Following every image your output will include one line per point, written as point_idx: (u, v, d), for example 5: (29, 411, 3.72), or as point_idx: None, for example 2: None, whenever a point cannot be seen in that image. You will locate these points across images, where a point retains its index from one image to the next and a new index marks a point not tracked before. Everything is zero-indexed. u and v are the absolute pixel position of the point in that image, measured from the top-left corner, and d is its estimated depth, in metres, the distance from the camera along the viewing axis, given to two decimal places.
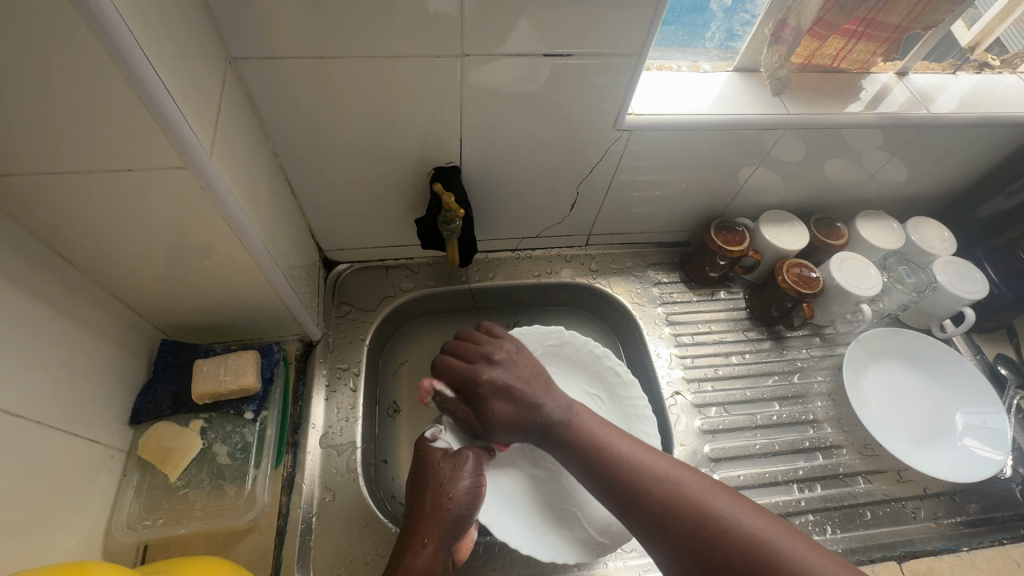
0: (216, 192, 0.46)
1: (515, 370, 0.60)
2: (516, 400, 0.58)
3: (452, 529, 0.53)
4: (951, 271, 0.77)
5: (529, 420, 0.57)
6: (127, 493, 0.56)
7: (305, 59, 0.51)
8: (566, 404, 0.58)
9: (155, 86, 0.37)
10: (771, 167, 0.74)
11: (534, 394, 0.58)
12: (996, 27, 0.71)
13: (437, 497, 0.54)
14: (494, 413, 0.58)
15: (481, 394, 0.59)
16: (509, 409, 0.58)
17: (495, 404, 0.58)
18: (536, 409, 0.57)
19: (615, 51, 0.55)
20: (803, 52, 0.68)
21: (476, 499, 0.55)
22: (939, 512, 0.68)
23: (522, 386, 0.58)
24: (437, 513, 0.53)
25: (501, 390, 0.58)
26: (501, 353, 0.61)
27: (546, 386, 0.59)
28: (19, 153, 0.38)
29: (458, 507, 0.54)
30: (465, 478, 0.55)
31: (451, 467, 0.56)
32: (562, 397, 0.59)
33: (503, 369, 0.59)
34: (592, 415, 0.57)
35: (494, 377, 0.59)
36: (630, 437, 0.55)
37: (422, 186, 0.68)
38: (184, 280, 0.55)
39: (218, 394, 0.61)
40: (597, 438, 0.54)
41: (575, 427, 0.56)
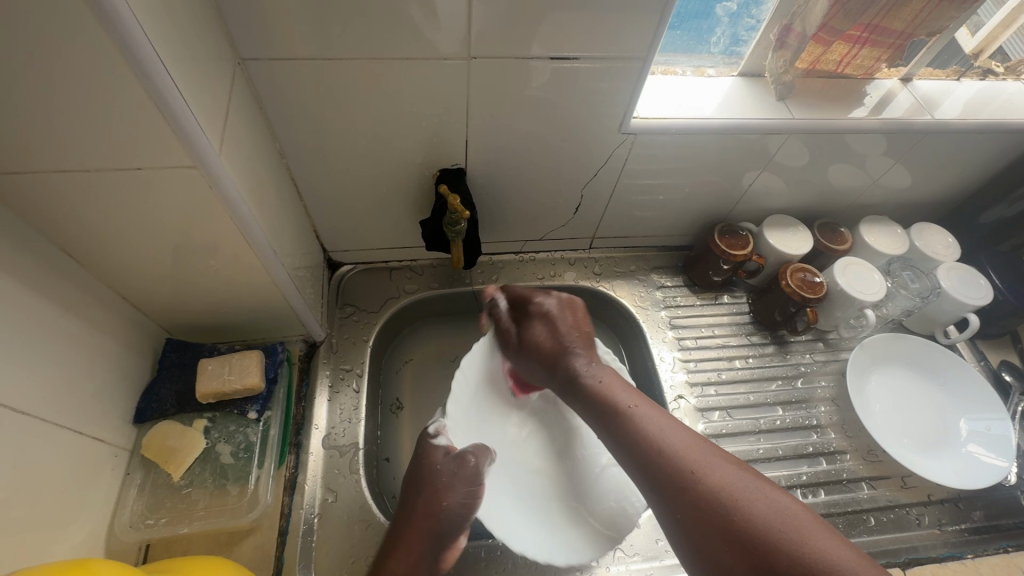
0: (223, 192, 0.46)
1: (567, 317, 0.65)
2: (556, 336, 0.63)
3: (439, 536, 0.55)
4: (954, 278, 0.77)
5: (563, 356, 0.61)
6: (129, 492, 0.56)
7: (313, 60, 0.51)
8: (601, 368, 0.59)
9: (165, 85, 0.37)
10: (774, 172, 0.74)
11: (575, 340, 0.62)
12: (1000, 34, 0.73)
13: (429, 504, 0.56)
14: (537, 328, 0.64)
15: (530, 316, 0.66)
16: (548, 337, 0.63)
17: (539, 324, 0.65)
18: (569, 351, 0.62)
19: (620, 55, 0.55)
20: (807, 57, 0.68)
21: (471, 508, 0.57)
22: (943, 518, 0.68)
23: (567, 327, 0.64)
24: (426, 518, 0.56)
25: (549, 316, 0.65)
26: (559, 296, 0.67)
27: (589, 344, 0.63)
28: (29, 150, 0.38)
29: (448, 515, 0.56)
30: (462, 487, 0.57)
31: (451, 473, 0.58)
32: (597, 362, 0.61)
33: (555, 302, 0.66)
34: (624, 384, 0.57)
35: (546, 304, 0.66)
36: (659, 408, 0.54)
37: (427, 188, 0.68)
38: (190, 279, 0.55)
39: (222, 394, 0.61)
40: (625, 397, 0.54)
41: (604, 385, 0.57)
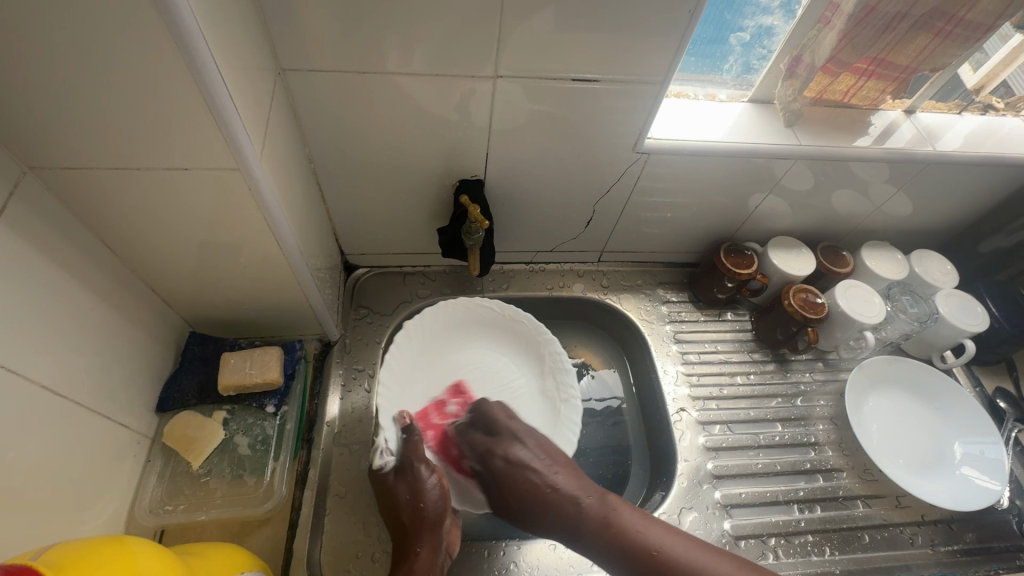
0: (261, 193, 0.48)
1: (540, 454, 0.63)
2: (537, 479, 0.61)
3: (435, 528, 0.57)
4: (953, 304, 0.79)
5: (554, 499, 0.60)
6: (150, 478, 0.58)
7: (348, 72, 0.54)
8: (599, 495, 0.59)
9: (220, 93, 0.40)
10: (780, 196, 0.77)
11: (558, 479, 0.61)
12: (1001, 71, 0.76)
13: (410, 510, 0.57)
14: (516, 480, 0.61)
15: (504, 468, 0.62)
16: (533, 476, 0.61)
17: (518, 476, 0.61)
18: (561, 493, 0.60)
19: (638, 79, 0.58)
20: (816, 87, 0.71)
21: (443, 494, 0.60)
22: (936, 539, 0.69)
23: (547, 467, 0.62)
24: (420, 523, 0.57)
25: (526, 464, 0.62)
26: (532, 440, 0.65)
27: (577, 477, 0.62)
28: (86, 148, 0.41)
29: (431, 508, 0.58)
30: (427, 488, 0.59)
31: (407, 488, 0.59)
32: (594, 487, 0.61)
33: (527, 449, 0.64)
34: (629, 509, 0.57)
35: (515, 452, 0.63)
36: (670, 526, 0.56)
37: (447, 197, 0.71)
38: (219, 274, 0.58)
39: (243, 387, 0.63)
40: (641, 533, 0.55)
41: (612, 521, 0.56)
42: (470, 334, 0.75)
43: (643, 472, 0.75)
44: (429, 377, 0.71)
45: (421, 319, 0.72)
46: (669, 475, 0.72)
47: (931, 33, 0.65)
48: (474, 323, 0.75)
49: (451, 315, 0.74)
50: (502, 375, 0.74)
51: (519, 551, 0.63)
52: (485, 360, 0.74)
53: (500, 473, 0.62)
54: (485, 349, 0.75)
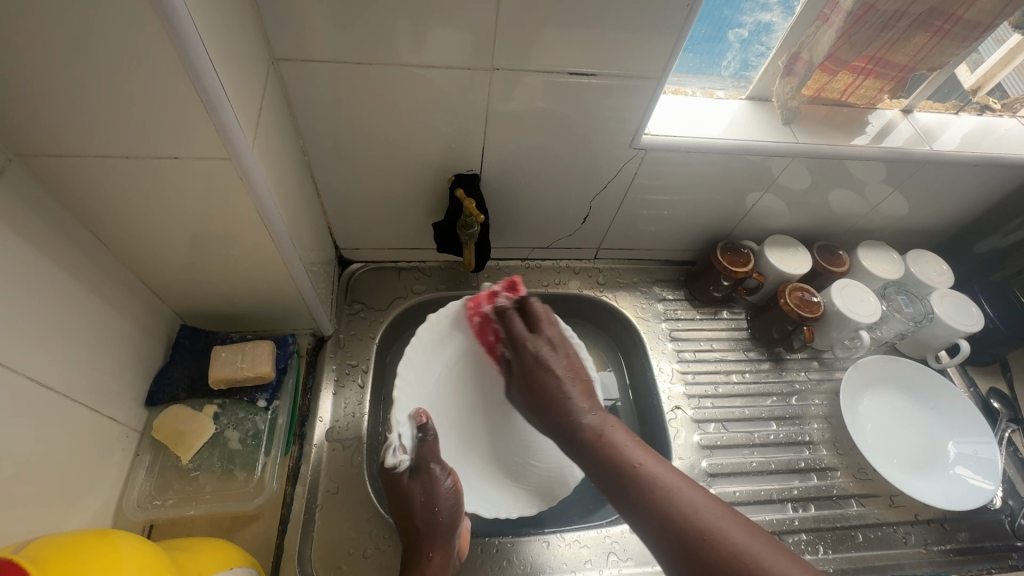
0: (253, 184, 0.48)
1: (564, 363, 0.58)
2: (554, 379, 0.57)
3: (447, 534, 0.56)
4: (948, 304, 0.79)
5: (563, 402, 0.55)
6: (139, 473, 0.57)
7: (343, 64, 0.53)
8: (602, 417, 0.53)
9: (211, 81, 0.39)
10: (776, 194, 0.77)
11: (574, 388, 0.56)
12: (998, 71, 0.76)
13: (424, 512, 0.56)
14: (535, 372, 0.58)
15: (527, 363, 0.59)
16: (552, 377, 0.57)
17: (535, 371, 0.58)
18: (570, 400, 0.55)
19: (635, 74, 0.58)
20: (813, 84, 0.71)
21: (458, 500, 0.58)
22: (929, 538, 0.69)
23: (568, 375, 0.57)
24: (433, 529, 0.56)
25: (551, 366, 0.58)
26: (560, 344, 0.60)
27: (591, 399, 0.55)
28: (74, 135, 0.40)
29: (445, 515, 0.56)
30: (443, 490, 0.57)
31: (422, 488, 0.57)
32: (601, 408, 0.54)
33: (554, 352, 0.59)
34: (626, 430, 0.51)
35: (544, 355, 0.59)
36: (665, 460, 0.48)
37: (442, 192, 0.70)
38: (210, 266, 0.57)
39: (234, 381, 0.62)
40: (630, 454, 0.48)
41: (605, 436, 0.51)
42: (487, 333, 0.73)
43: None
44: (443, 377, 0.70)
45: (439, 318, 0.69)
46: None
47: (929, 32, 0.65)
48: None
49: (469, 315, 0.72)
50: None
51: (512, 548, 0.63)
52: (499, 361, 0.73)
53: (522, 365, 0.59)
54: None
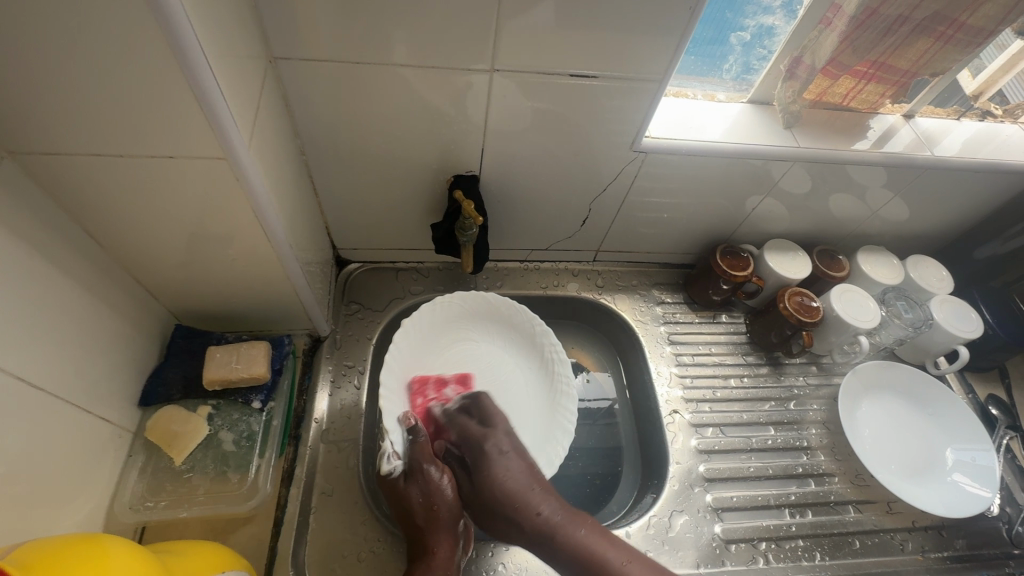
0: (249, 184, 0.47)
1: (518, 461, 0.62)
2: (512, 479, 0.60)
3: (450, 526, 0.57)
4: (947, 310, 0.79)
5: (524, 504, 0.58)
6: (131, 474, 0.57)
7: (341, 62, 0.53)
8: (566, 510, 0.59)
9: (206, 79, 0.38)
10: (777, 198, 0.77)
11: (532, 484, 0.60)
12: (999, 77, 0.76)
13: (424, 513, 0.57)
14: (492, 480, 0.60)
15: (481, 465, 0.61)
16: (511, 482, 0.60)
17: (492, 476, 0.60)
18: (529, 499, 0.59)
19: (636, 77, 0.57)
20: (815, 89, 0.71)
21: (455, 494, 0.59)
22: (926, 545, 0.69)
23: (523, 471, 0.61)
24: (435, 524, 0.57)
25: (504, 464, 0.61)
26: (508, 437, 0.64)
27: (545, 489, 0.60)
28: (66, 133, 0.40)
29: (445, 510, 0.58)
30: (439, 493, 0.58)
31: (419, 491, 0.58)
32: (555, 499, 0.60)
33: (505, 447, 0.63)
34: (588, 524, 0.58)
35: (500, 450, 0.62)
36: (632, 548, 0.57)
37: (441, 192, 0.70)
38: (206, 266, 0.56)
39: (229, 381, 0.62)
40: (602, 553, 0.55)
41: (570, 537, 0.56)
42: (470, 328, 0.74)
43: (635, 474, 0.75)
44: (429, 373, 0.69)
45: (419, 317, 0.70)
46: (661, 477, 0.71)
47: (932, 38, 0.64)
48: (474, 317, 0.74)
49: (450, 311, 0.73)
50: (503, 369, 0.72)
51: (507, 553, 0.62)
52: (485, 354, 0.73)
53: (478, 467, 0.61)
54: (485, 344, 0.73)
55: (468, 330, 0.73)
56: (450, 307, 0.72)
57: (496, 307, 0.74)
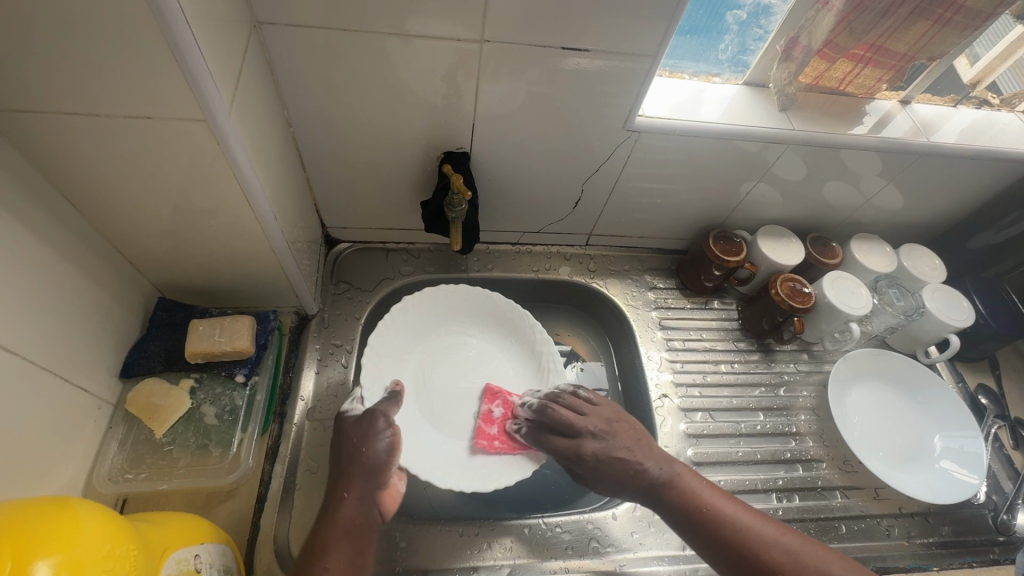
0: (231, 150, 0.46)
1: (619, 439, 0.59)
2: (620, 467, 0.57)
3: (370, 477, 0.55)
4: (939, 298, 0.78)
5: (635, 475, 0.57)
6: (111, 446, 0.56)
7: (327, 30, 0.51)
8: (668, 466, 0.57)
9: (184, 36, 0.37)
10: (771, 183, 0.76)
11: (637, 454, 0.57)
12: (997, 65, 0.75)
13: (349, 456, 0.56)
14: (606, 474, 0.57)
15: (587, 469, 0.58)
16: (616, 468, 0.57)
17: (605, 470, 0.57)
18: (636, 465, 0.57)
19: (629, 53, 0.56)
20: (811, 72, 0.70)
21: (393, 448, 0.57)
22: (912, 531, 0.69)
23: (627, 450, 0.58)
24: (355, 469, 0.55)
25: (613, 454, 0.58)
26: (602, 423, 0.60)
27: (647, 448, 0.58)
28: (40, 89, 0.39)
29: (374, 457, 0.55)
30: (370, 445, 0.56)
31: (358, 433, 0.57)
32: (661, 454, 0.58)
33: (604, 439, 0.59)
34: (691, 473, 0.57)
35: (600, 449, 0.58)
36: (720, 490, 0.56)
37: (431, 170, 0.69)
38: (188, 238, 0.55)
39: (211, 355, 0.61)
40: (697, 499, 0.54)
41: (675, 483, 0.56)
42: (468, 324, 0.74)
43: None
44: (424, 356, 0.70)
45: (414, 300, 0.71)
46: None
47: (930, 20, 0.63)
48: (475, 315, 0.74)
49: (448, 298, 0.73)
50: (494, 364, 0.72)
51: (492, 532, 0.62)
52: (477, 350, 0.73)
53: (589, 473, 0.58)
54: (483, 343, 0.73)
55: (466, 325, 0.74)
56: (451, 299, 0.73)
57: (493, 302, 0.74)
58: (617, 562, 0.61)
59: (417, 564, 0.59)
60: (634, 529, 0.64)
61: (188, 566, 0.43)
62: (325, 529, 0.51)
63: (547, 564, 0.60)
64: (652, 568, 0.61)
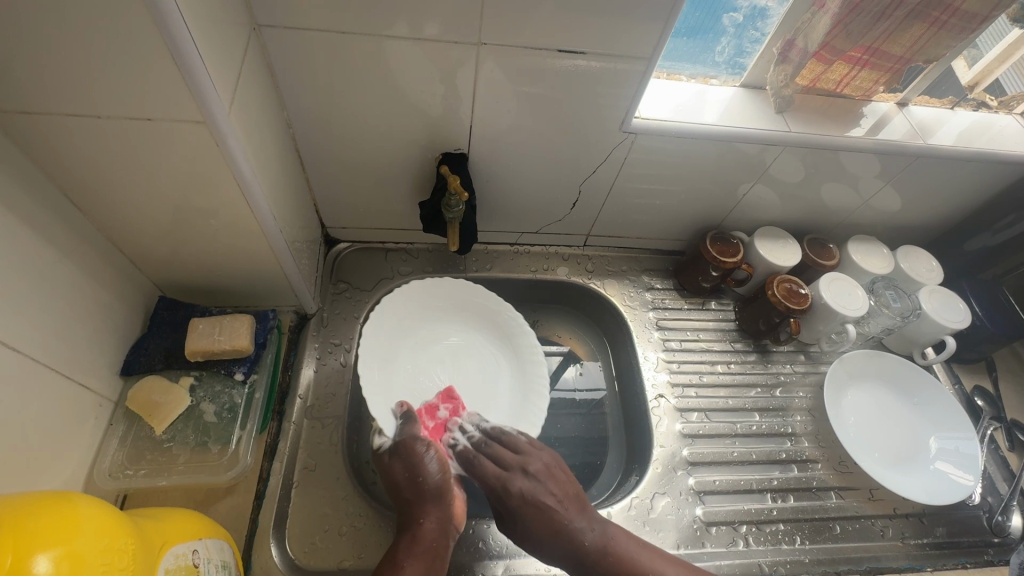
0: (229, 151, 0.46)
1: (550, 485, 0.59)
2: (546, 516, 0.57)
3: (437, 500, 0.57)
4: (935, 300, 0.79)
5: (564, 531, 0.56)
6: (111, 442, 0.57)
7: (325, 32, 0.52)
8: (600, 527, 0.57)
9: (182, 38, 0.38)
10: (768, 185, 0.76)
11: (570, 511, 0.57)
12: (996, 67, 0.75)
13: (409, 485, 0.57)
14: (528, 521, 0.57)
15: (507, 508, 0.58)
16: (541, 518, 0.57)
17: (526, 513, 0.57)
18: (565, 523, 0.56)
19: (626, 56, 0.57)
20: (808, 74, 0.70)
21: (443, 467, 0.59)
22: (906, 532, 0.69)
23: (555, 499, 0.58)
24: (422, 497, 0.57)
25: (541, 501, 0.57)
26: (535, 467, 0.60)
27: (580, 504, 0.59)
28: (41, 91, 0.39)
29: (432, 480, 0.58)
30: (427, 471, 0.58)
31: (404, 464, 0.58)
32: (597, 518, 0.58)
33: (532, 481, 0.59)
34: (626, 535, 0.57)
35: (530, 489, 0.58)
36: (665, 554, 0.56)
37: (430, 170, 0.70)
38: (188, 238, 0.56)
39: (210, 353, 0.62)
40: (639, 567, 0.55)
41: (612, 548, 0.55)
42: (455, 323, 0.74)
43: (619, 458, 0.75)
44: (410, 351, 0.71)
45: (412, 290, 0.72)
46: (644, 461, 0.72)
47: (926, 23, 0.64)
48: (461, 314, 0.75)
49: (430, 294, 0.74)
50: (479, 366, 0.72)
51: (488, 529, 0.62)
52: (463, 350, 0.73)
53: (511, 511, 0.58)
54: (472, 347, 0.73)
55: (450, 326, 0.74)
56: (439, 293, 0.74)
57: (489, 306, 0.74)
58: None
59: None
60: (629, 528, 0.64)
61: (186, 560, 0.44)
62: (408, 555, 0.52)
63: (543, 561, 0.60)
64: None
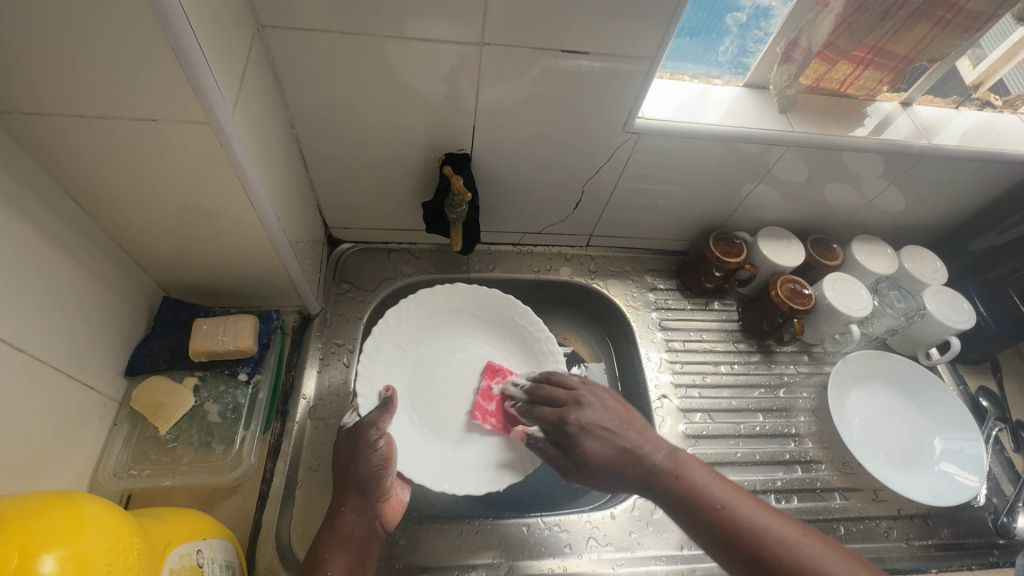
0: (234, 151, 0.47)
1: (610, 415, 0.58)
2: (609, 441, 0.56)
3: (366, 492, 0.54)
4: (940, 300, 0.78)
5: (630, 458, 0.54)
6: (116, 442, 0.57)
7: (329, 33, 0.52)
8: (670, 451, 0.54)
9: (186, 38, 0.38)
10: (772, 185, 0.76)
11: (632, 437, 0.56)
12: (1000, 67, 0.75)
13: (344, 472, 0.55)
14: (592, 448, 0.56)
15: (570, 432, 0.58)
16: (604, 448, 0.56)
17: (588, 439, 0.57)
18: (629, 448, 0.55)
19: (629, 56, 0.57)
20: (812, 74, 0.70)
21: (386, 460, 0.56)
22: (911, 533, 0.69)
23: (616, 427, 0.57)
24: (350, 485, 0.54)
25: (599, 426, 0.57)
26: (594, 399, 0.60)
27: (645, 432, 0.57)
28: (46, 92, 0.40)
29: (366, 471, 0.54)
30: (364, 461, 0.55)
31: (348, 447, 0.56)
32: (663, 441, 0.55)
33: (594, 408, 0.59)
34: (701, 466, 0.52)
35: (586, 417, 0.58)
36: (742, 490, 0.50)
37: (432, 171, 0.70)
38: (193, 238, 0.56)
39: (214, 353, 0.62)
40: (712, 494, 0.49)
41: (682, 473, 0.51)
42: (478, 332, 0.74)
43: None
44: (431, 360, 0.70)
45: (442, 292, 0.73)
46: None
47: (931, 22, 0.63)
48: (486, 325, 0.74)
49: (453, 300, 0.73)
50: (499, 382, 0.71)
51: (491, 531, 0.62)
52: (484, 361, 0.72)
53: (574, 439, 0.58)
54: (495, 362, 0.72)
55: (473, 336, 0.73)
56: (465, 301, 0.74)
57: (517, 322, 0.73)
58: (615, 561, 0.62)
59: (418, 561, 0.59)
60: (632, 529, 0.64)
61: (191, 561, 0.44)
62: (323, 544, 0.51)
63: (546, 563, 0.61)
64: (650, 566, 0.62)
